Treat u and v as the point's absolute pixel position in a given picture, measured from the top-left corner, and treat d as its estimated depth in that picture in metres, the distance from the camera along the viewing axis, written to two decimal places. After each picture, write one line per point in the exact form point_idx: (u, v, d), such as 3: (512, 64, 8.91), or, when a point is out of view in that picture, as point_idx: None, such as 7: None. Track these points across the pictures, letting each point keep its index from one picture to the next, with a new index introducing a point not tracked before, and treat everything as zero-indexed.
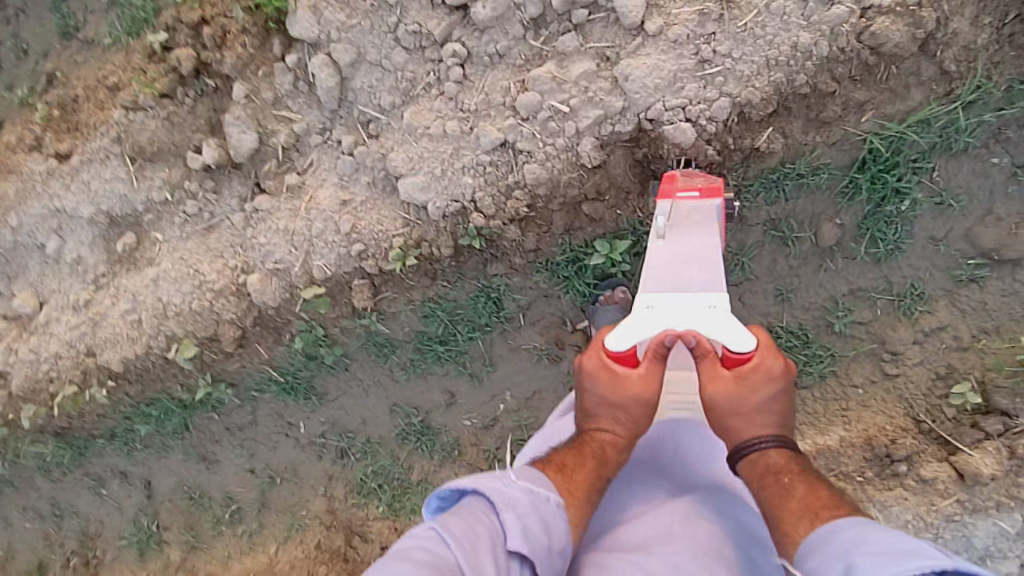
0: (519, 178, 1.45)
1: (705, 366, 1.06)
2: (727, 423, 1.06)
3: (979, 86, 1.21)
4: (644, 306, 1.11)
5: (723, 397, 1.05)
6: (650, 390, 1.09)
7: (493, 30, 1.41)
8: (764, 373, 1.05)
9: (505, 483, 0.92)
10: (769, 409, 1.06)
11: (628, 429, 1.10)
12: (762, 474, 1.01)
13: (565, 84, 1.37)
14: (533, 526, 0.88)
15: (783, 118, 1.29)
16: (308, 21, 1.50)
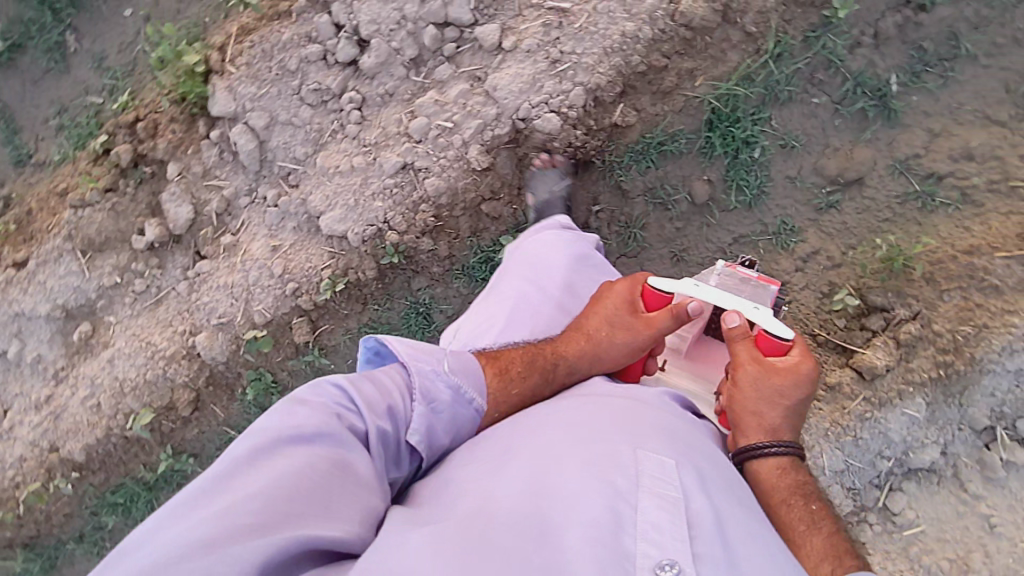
0: (423, 193, 1.63)
1: (743, 347, 1.10)
2: (740, 416, 1.10)
3: (779, 40, 1.42)
4: (692, 283, 1.13)
5: (745, 387, 1.09)
6: (647, 329, 1.16)
7: (380, 75, 1.62)
8: (795, 371, 1.09)
9: (432, 370, 1.03)
10: (789, 413, 1.09)
11: (595, 350, 1.18)
12: (778, 490, 1.04)
13: (447, 105, 1.57)
14: (438, 424, 1.02)
15: (631, 96, 1.51)
16: (225, 99, 1.70)
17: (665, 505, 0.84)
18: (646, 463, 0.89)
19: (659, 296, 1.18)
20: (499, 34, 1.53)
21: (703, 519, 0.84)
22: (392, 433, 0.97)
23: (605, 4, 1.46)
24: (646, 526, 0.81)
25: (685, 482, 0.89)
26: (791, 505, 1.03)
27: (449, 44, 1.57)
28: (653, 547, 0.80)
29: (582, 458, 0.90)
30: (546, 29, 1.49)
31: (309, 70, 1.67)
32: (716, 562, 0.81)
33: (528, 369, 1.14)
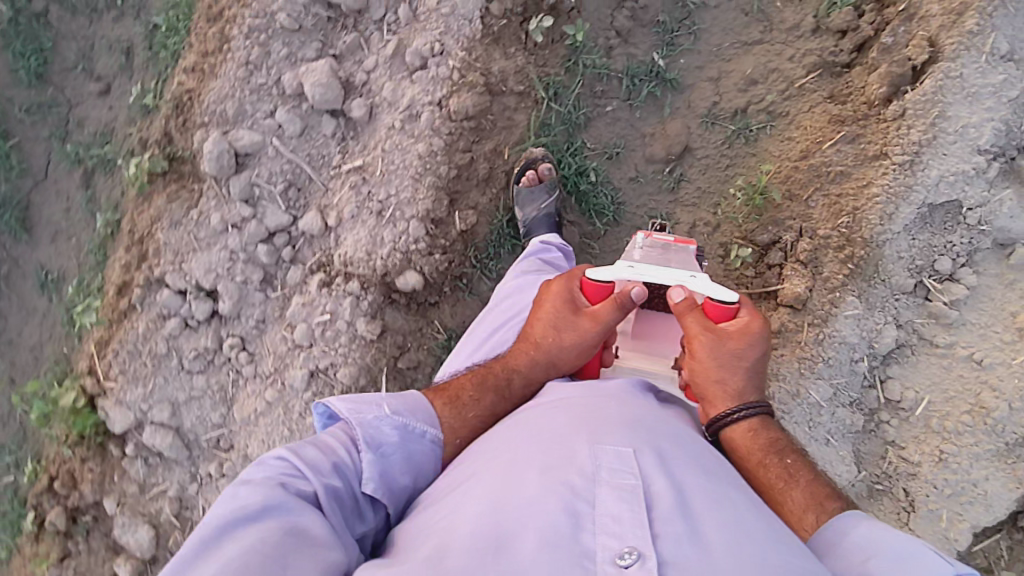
0: (343, 386, 1.58)
1: (695, 321, 1.11)
2: (704, 385, 1.13)
3: (547, 83, 1.50)
4: (626, 265, 1.18)
5: (702, 357, 1.11)
6: (595, 325, 1.14)
7: (243, 310, 1.61)
8: (747, 331, 1.11)
9: (374, 416, 1.02)
10: (751, 373, 1.12)
11: (547, 356, 1.17)
12: (753, 450, 1.10)
13: (315, 301, 1.58)
14: (392, 465, 1.00)
15: (461, 198, 1.52)
16: (121, 413, 1.66)
17: (623, 496, 0.85)
18: (603, 458, 0.90)
19: (598, 287, 1.16)
20: (321, 218, 1.56)
21: (661, 501, 0.85)
22: (345, 489, 0.96)
23: (390, 140, 1.50)
24: (604, 519, 0.81)
25: (645, 471, 0.89)
26: (768, 466, 1.09)
27: (285, 249, 1.59)
28: (614, 537, 0.80)
29: (543, 467, 0.90)
30: (357, 190, 1.53)
31: (180, 344, 1.64)
32: (678, 539, 0.80)
33: (479, 390, 1.14)
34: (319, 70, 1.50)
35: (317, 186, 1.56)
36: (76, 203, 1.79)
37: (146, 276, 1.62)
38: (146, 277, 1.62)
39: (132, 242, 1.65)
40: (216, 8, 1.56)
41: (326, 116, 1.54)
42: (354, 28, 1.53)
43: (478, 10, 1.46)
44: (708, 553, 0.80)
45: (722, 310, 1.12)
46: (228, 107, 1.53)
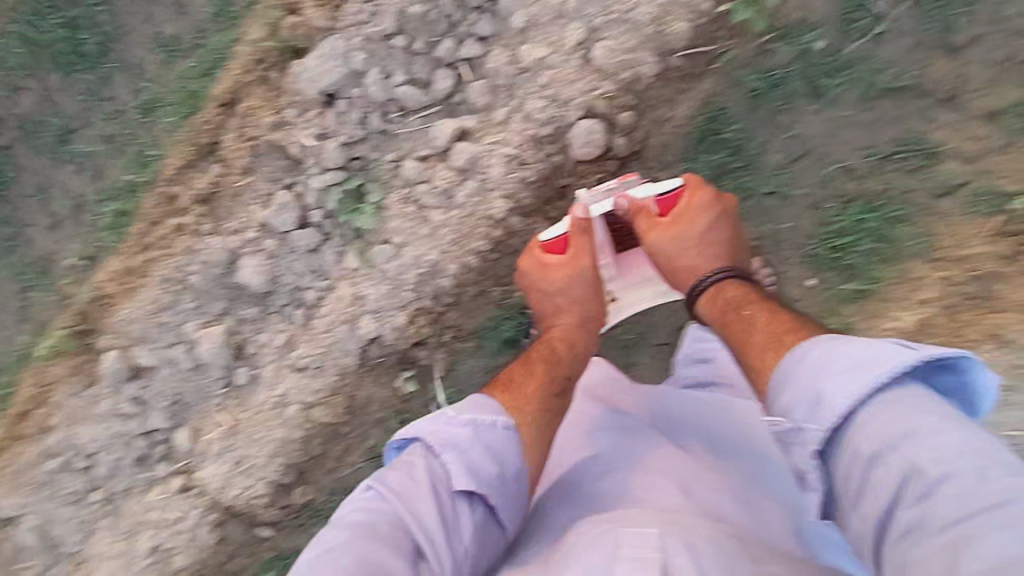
0: (176, 566, 1.81)
1: (639, 223, 1.29)
2: (670, 272, 1.28)
3: (403, 416, 1.62)
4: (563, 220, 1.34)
5: (655, 245, 1.27)
6: (581, 262, 1.31)
7: (117, 474, 1.82)
8: (690, 209, 1.27)
9: (435, 464, 0.99)
10: (702, 240, 1.26)
11: (579, 316, 1.32)
12: (722, 312, 1.18)
13: (172, 497, 1.78)
14: (478, 460, 1.01)
15: (311, 474, 1.71)
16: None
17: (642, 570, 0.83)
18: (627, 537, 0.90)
19: (558, 240, 1.33)
20: (192, 440, 1.74)
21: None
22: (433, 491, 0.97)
23: (262, 413, 1.67)
24: None
25: (671, 548, 0.87)
26: (731, 319, 1.15)
27: (159, 446, 1.79)
28: None
29: (586, 545, 0.93)
30: (223, 435, 1.71)
31: (58, 478, 1.84)
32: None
33: (525, 374, 1.21)
34: (215, 337, 1.65)
35: (197, 410, 1.74)
36: (8, 309, 1.90)
37: (38, 422, 1.83)
38: (40, 421, 1.83)
39: (34, 386, 1.83)
40: (149, 236, 1.69)
41: (218, 365, 1.68)
42: (258, 302, 1.64)
43: (357, 348, 1.57)
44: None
45: (673, 198, 1.29)
46: (134, 328, 1.70)
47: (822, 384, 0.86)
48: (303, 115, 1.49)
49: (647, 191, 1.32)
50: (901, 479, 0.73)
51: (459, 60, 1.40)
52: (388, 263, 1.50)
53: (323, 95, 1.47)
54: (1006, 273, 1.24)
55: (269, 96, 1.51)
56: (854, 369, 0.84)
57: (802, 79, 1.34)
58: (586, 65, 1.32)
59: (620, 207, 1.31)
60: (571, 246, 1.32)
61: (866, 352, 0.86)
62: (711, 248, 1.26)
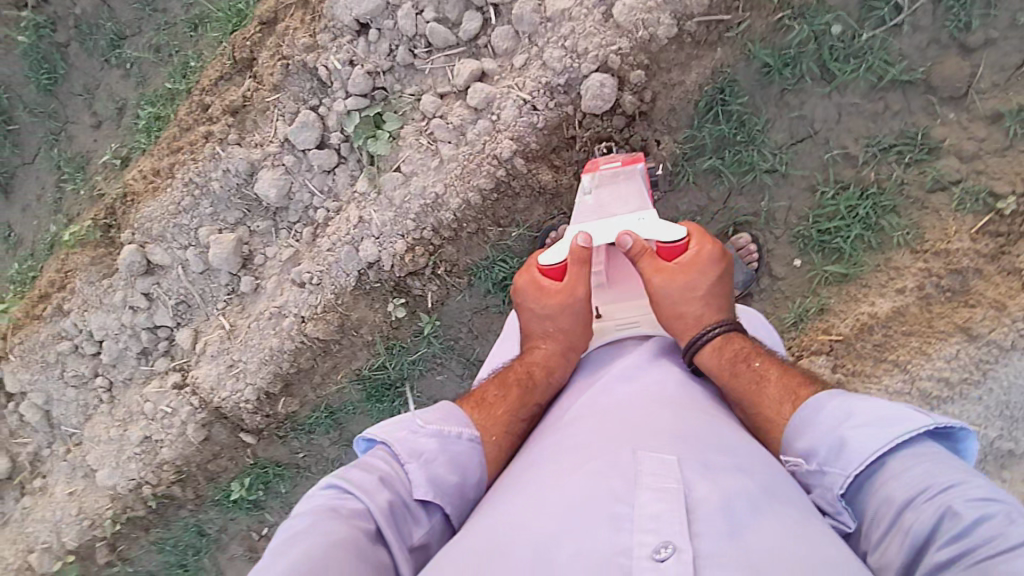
0: (163, 457, 1.91)
1: (643, 263, 1.19)
2: (669, 321, 1.18)
3: (389, 343, 1.69)
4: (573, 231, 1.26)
5: (658, 294, 1.17)
6: (573, 292, 1.20)
7: (121, 365, 1.93)
8: (693, 261, 1.19)
9: (400, 473, 0.95)
10: (708, 296, 1.18)
11: (558, 348, 1.21)
12: (726, 369, 1.11)
13: (167, 392, 1.88)
14: (440, 468, 0.97)
15: (297, 386, 1.79)
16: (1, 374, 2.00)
17: (665, 498, 0.81)
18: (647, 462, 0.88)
19: (557, 267, 1.23)
20: (193, 339, 1.85)
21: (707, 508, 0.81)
22: (398, 498, 0.92)
23: (259, 322, 1.76)
24: (644, 519, 0.79)
25: (688, 477, 0.86)
26: (741, 374, 1.09)
27: (163, 342, 1.90)
28: (653, 534, 0.77)
29: (593, 458, 0.92)
30: (222, 338, 1.81)
31: (66, 361, 1.95)
32: (719, 536, 0.78)
33: (503, 388, 1.15)
34: (225, 243, 1.73)
35: (202, 311, 1.84)
36: (46, 197, 2.03)
37: (56, 305, 1.93)
38: (57, 303, 1.92)
39: (57, 271, 1.94)
40: (179, 142, 1.78)
41: (226, 271, 1.78)
42: (271, 216, 1.73)
43: (356, 270, 1.65)
44: (753, 552, 0.76)
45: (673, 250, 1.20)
46: (153, 226, 1.80)
47: (844, 432, 0.90)
48: (335, 40, 1.57)
49: (650, 232, 1.22)
50: (936, 524, 0.76)
51: (487, 4, 1.46)
52: (395, 191, 1.57)
53: (357, 23, 1.54)
54: (985, 270, 1.30)
55: (307, 20, 1.60)
56: (876, 424, 0.88)
57: (815, 60, 1.36)
58: (606, 20, 1.38)
59: (625, 198, 1.28)
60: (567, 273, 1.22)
61: (880, 408, 0.90)
62: (714, 303, 1.18)
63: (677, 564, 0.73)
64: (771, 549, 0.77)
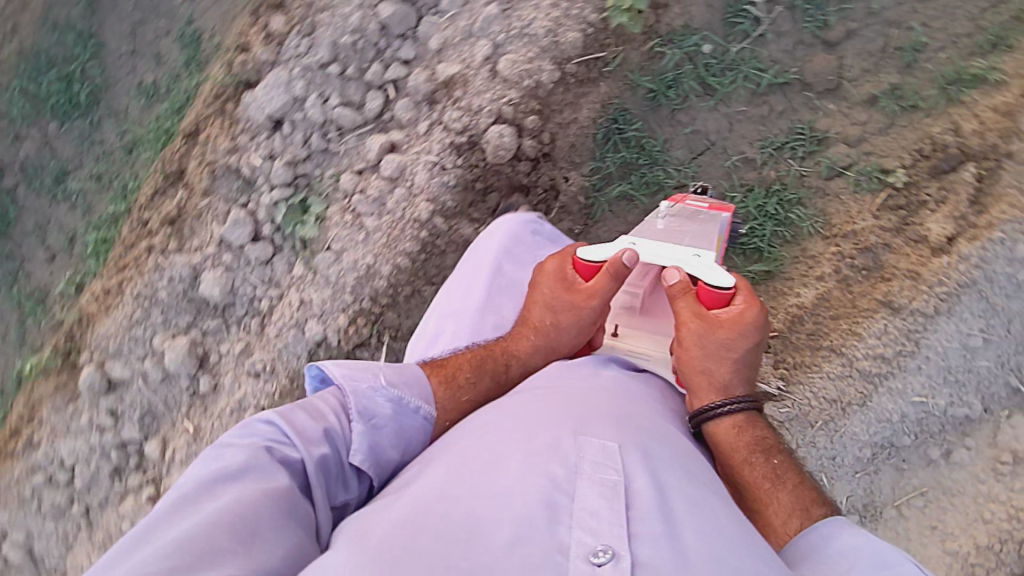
0: None
1: (684, 305, 1.03)
2: (691, 376, 1.05)
3: None
4: (627, 241, 1.08)
5: (690, 345, 1.03)
6: (590, 300, 1.09)
7: (93, 488, 1.92)
8: (738, 321, 1.02)
9: (341, 432, 0.91)
10: (740, 365, 1.04)
11: (546, 343, 1.14)
12: (739, 452, 1.00)
13: (142, 507, 1.87)
14: (383, 438, 0.93)
15: None
16: None
17: (604, 494, 0.77)
18: (588, 447, 0.82)
19: (591, 265, 1.11)
20: (161, 450, 1.86)
21: (643, 510, 0.76)
22: (334, 457, 0.89)
23: (221, 419, 1.77)
24: (582, 514, 0.74)
25: (628, 466, 0.81)
26: (754, 465, 0.98)
27: (133, 458, 1.90)
28: (589, 533, 0.73)
29: (533, 431, 0.86)
30: (189, 442, 1.82)
31: (40, 493, 1.95)
32: (655, 539, 0.73)
33: (477, 373, 1.08)
34: (179, 347, 1.78)
35: (166, 419, 1.86)
36: None
37: (27, 438, 1.95)
38: (29, 435, 1.95)
39: (25, 405, 1.97)
40: None
41: (185, 375, 1.82)
42: (220, 314, 1.78)
43: (305, 352, 1.68)
44: (687, 557, 0.73)
45: (714, 301, 1.03)
46: (109, 344, 1.85)
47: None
48: (253, 139, 1.66)
49: (697, 271, 1.04)
50: None
51: (384, 81, 1.56)
52: (329, 269, 1.63)
53: (270, 120, 1.64)
54: (894, 244, 1.33)
55: (225, 125, 1.69)
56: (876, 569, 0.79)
57: (694, 78, 1.44)
58: (493, 77, 1.46)
59: (696, 233, 1.11)
60: (595, 277, 1.10)
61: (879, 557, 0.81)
62: (740, 374, 1.04)
63: (614, 571, 0.69)
64: (703, 552, 0.73)
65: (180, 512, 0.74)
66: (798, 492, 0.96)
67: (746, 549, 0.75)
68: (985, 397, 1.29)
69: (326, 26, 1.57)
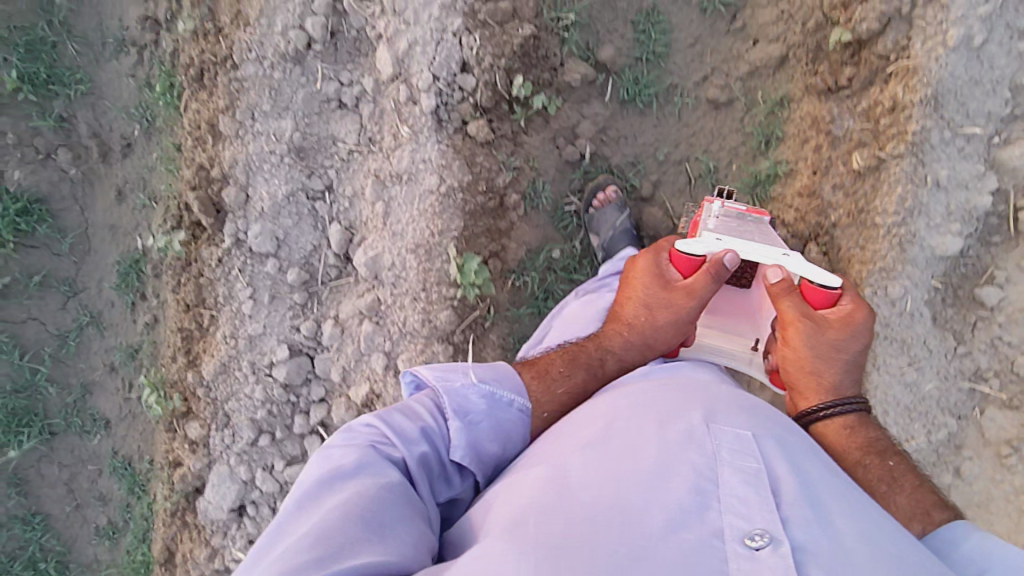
0: None
1: (794, 306, 1.07)
2: (800, 378, 1.11)
3: None
4: (715, 237, 1.13)
5: (802, 346, 1.08)
6: (688, 300, 1.13)
7: None
8: (849, 322, 1.08)
9: (438, 428, 0.96)
10: (848, 367, 1.10)
11: (642, 339, 1.18)
12: (850, 448, 1.08)
13: None
14: (482, 433, 0.98)
15: None
16: None
17: (750, 481, 0.81)
18: (724, 440, 0.87)
19: (689, 261, 1.14)
20: None
21: (792, 500, 0.80)
22: (434, 456, 0.95)
23: None
24: (732, 501, 0.78)
25: (765, 457, 0.86)
26: (868, 466, 1.04)
27: None
28: (742, 519, 0.76)
29: (661, 424, 0.92)
30: None
31: None
32: (810, 528, 0.77)
33: (568, 368, 1.14)
34: None
35: None
36: None
37: None
38: None
39: None
40: None
41: None
42: None
43: None
44: (843, 544, 0.76)
45: (824, 297, 1.09)
46: None
47: None
48: (226, 536, 1.67)
49: (797, 271, 1.08)
50: None
51: (313, 425, 1.63)
52: None
53: (233, 511, 1.66)
54: None
55: (195, 536, 1.71)
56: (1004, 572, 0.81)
57: (561, 282, 1.56)
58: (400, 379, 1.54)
59: (763, 237, 1.18)
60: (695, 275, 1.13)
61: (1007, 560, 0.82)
62: (843, 372, 1.10)
63: (775, 554, 0.72)
64: (855, 539, 0.77)
65: (305, 513, 0.79)
66: (915, 494, 1.00)
67: (895, 542, 0.78)
68: (952, 410, 1.40)
69: (237, 409, 1.63)
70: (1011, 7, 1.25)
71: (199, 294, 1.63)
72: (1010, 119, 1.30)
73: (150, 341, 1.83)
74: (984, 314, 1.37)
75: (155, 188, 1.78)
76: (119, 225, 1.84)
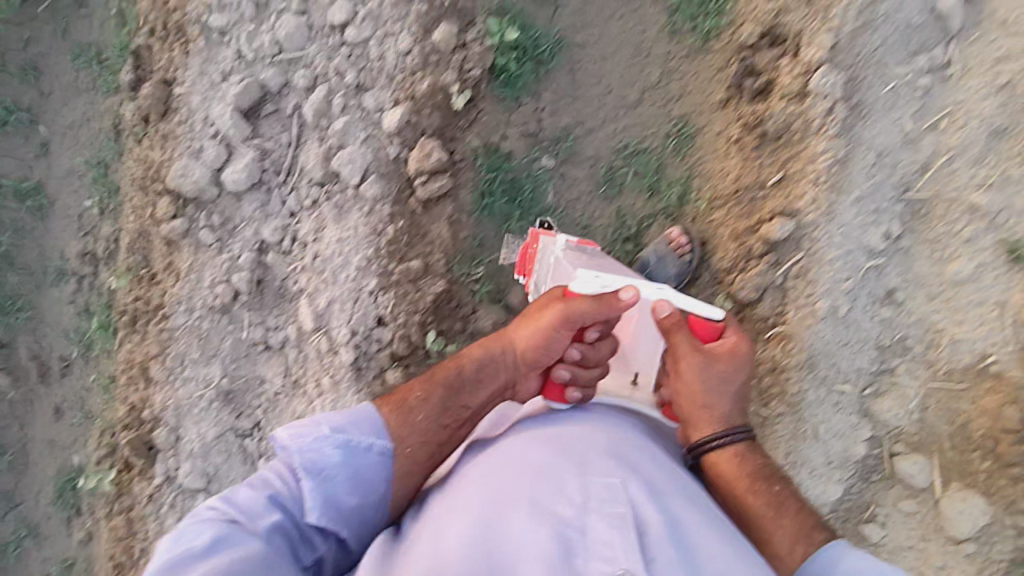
0: None
1: (683, 340, 1.12)
2: (687, 407, 1.16)
3: None
4: (594, 276, 1.11)
5: (692, 380, 1.13)
6: (563, 316, 1.12)
7: None
8: (731, 354, 1.13)
9: (292, 487, 1.02)
10: (734, 398, 1.16)
11: (525, 354, 1.18)
12: (741, 477, 1.12)
13: None
14: (340, 488, 1.04)
15: None
16: None
17: (615, 524, 0.90)
18: (594, 487, 0.95)
19: (575, 295, 1.12)
20: None
21: (654, 537, 0.89)
22: (291, 523, 1.00)
23: None
24: (598, 549, 0.87)
25: (634, 495, 0.94)
26: (757, 493, 1.10)
27: None
28: (606, 563, 0.86)
29: (537, 472, 0.99)
30: None
31: None
32: (671, 565, 0.86)
33: (427, 390, 1.15)
34: None
35: None
36: None
37: None
38: None
39: None
40: None
41: None
42: None
43: None
44: None
45: (709, 329, 1.15)
46: None
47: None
48: None
49: (682, 304, 1.13)
50: None
51: None
52: None
53: None
54: None
55: None
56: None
57: None
58: None
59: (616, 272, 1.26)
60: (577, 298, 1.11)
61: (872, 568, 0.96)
62: (729, 402, 1.15)
63: None
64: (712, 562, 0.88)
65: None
66: (796, 518, 1.08)
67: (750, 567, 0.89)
68: None
69: None
70: (871, 278, 1.40)
71: (131, 526, 1.68)
72: (879, 374, 1.42)
73: (87, 555, 1.88)
74: (869, 547, 1.47)
75: (94, 408, 1.85)
76: (58, 440, 1.87)
